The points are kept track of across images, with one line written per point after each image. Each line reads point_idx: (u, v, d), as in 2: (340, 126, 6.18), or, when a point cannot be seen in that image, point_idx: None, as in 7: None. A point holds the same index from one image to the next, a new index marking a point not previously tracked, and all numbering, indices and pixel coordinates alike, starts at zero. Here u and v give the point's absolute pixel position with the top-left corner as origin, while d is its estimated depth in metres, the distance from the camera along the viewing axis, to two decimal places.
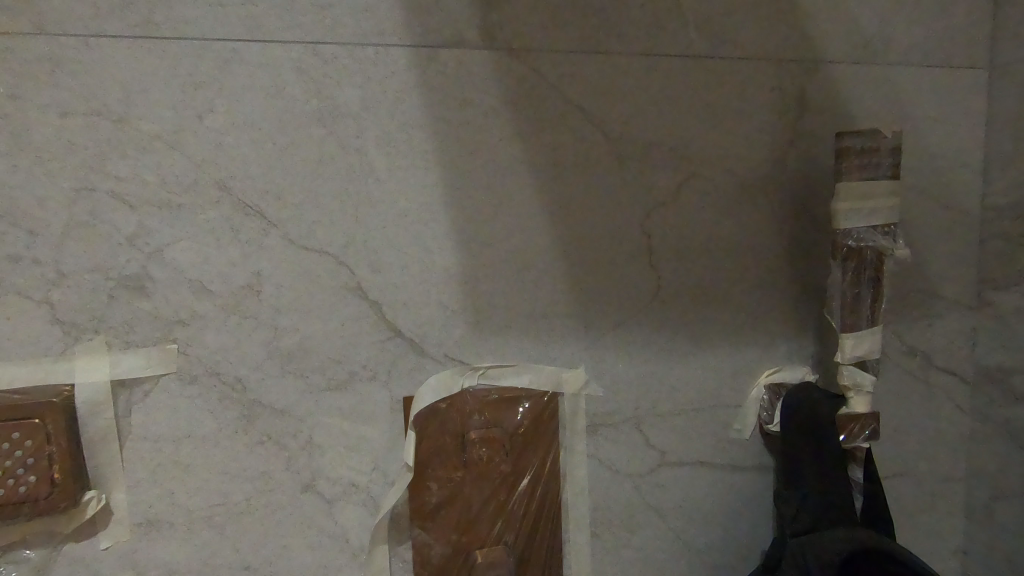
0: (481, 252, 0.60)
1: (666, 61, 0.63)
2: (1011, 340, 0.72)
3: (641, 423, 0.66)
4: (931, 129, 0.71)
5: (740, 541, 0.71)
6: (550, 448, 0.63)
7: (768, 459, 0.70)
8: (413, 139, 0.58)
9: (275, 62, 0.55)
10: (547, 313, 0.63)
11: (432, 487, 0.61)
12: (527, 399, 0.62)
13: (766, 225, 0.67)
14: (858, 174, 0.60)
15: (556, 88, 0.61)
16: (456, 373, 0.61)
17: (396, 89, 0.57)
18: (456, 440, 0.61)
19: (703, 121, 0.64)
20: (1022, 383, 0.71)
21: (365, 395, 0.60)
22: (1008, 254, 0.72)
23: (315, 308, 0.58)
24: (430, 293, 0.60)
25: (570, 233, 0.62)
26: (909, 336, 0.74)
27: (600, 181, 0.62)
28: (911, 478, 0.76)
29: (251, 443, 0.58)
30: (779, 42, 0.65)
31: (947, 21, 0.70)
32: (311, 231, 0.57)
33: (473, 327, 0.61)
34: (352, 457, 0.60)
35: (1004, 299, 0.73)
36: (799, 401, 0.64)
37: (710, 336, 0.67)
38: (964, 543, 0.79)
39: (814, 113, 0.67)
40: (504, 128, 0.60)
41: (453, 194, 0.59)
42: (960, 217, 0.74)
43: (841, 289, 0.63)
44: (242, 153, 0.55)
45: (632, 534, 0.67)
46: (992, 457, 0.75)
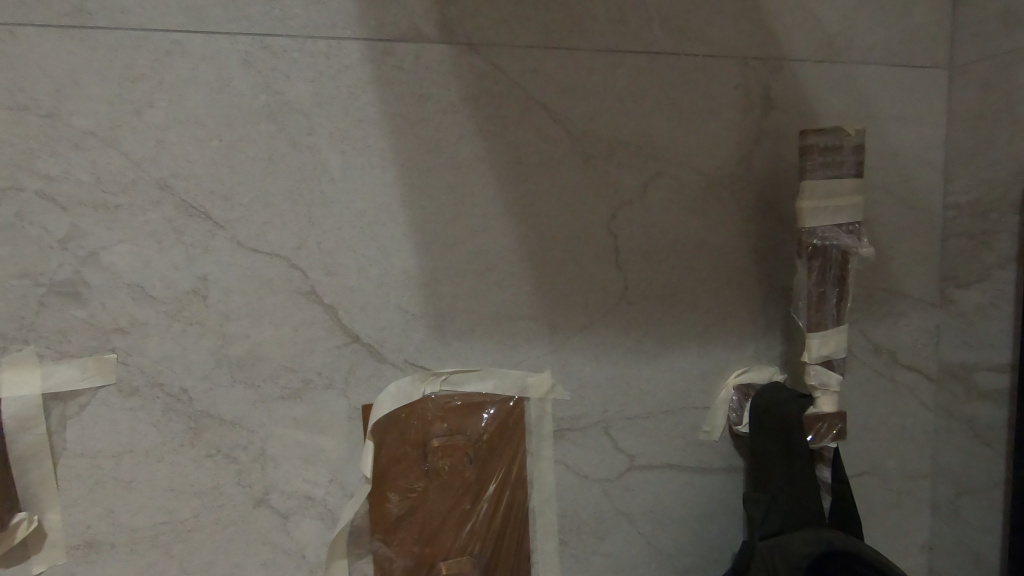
0: (442, 254, 0.58)
1: (630, 58, 0.62)
2: (972, 337, 0.73)
3: (609, 427, 0.65)
4: (895, 128, 0.72)
5: (710, 544, 0.70)
6: (516, 455, 0.62)
7: (738, 460, 0.70)
8: (369, 136, 0.56)
9: (220, 54, 0.52)
10: (512, 315, 0.61)
11: (392, 498, 0.59)
12: (492, 405, 0.61)
13: (733, 225, 0.66)
14: (822, 172, 0.60)
15: (518, 85, 0.59)
16: (416, 379, 0.59)
17: (350, 84, 0.55)
18: (418, 449, 0.59)
19: (669, 119, 0.63)
20: (984, 379, 0.72)
21: (322, 403, 0.57)
22: (970, 251, 0.72)
23: (267, 314, 0.55)
24: (389, 296, 0.58)
25: (535, 234, 0.61)
26: (875, 334, 0.74)
27: (565, 181, 0.61)
28: (878, 476, 0.76)
29: (199, 457, 0.55)
30: (743, 39, 0.65)
31: (908, 21, 0.71)
32: (261, 233, 0.54)
33: (434, 331, 0.59)
34: (308, 468, 0.57)
35: (966, 296, 0.73)
36: (767, 401, 0.63)
37: (678, 337, 0.66)
38: (930, 539, 0.80)
39: (779, 111, 0.67)
40: (465, 125, 0.58)
41: (412, 194, 0.57)
42: (923, 215, 0.74)
43: (807, 288, 0.62)
44: (186, 151, 0.52)
45: (601, 540, 0.66)
46: (956, 453, 0.76)
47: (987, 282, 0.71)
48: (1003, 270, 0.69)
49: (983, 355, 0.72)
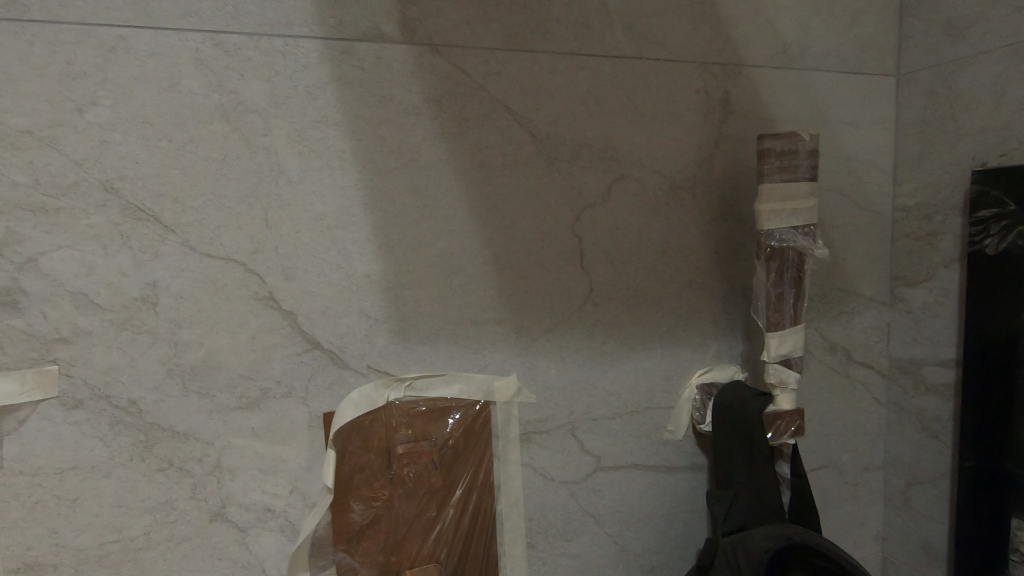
0: (406, 257, 0.57)
1: (593, 61, 0.62)
2: (920, 334, 0.76)
3: (575, 428, 0.65)
4: (847, 132, 0.74)
5: (676, 542, 0.71)
6: (482, 459, 0.61)
7: (701, 458, 0.71)
8: (329, 137, 0.55)
9: (169, 51, 0.50)
10: (477, 319, 0.60)
11: (356, 507, 0.57)
12: (458, 409, 0.60)
13: (694, 227, 0.67)
14: (779, 175, 0.61)
15: (481, 86, 0.58)
16: (380, 385, 0.58)
17: (308, 83, 0.54)
18: (383, 456, 0.58)
19: (631, 123, 0.64)
20: (931, 374, 0.75)
21: (281, 412, 0.55)
22: (917, 252, 0.76)
23: (222, 320, 0.53)
24: (351, 301, 0.56)
25: (499, 237, 0.60)
26: (831, 332, 0.76)
27: (529, 183, 0.61)
28: (835, 470, 0.79)
29: (150, 471, 0.52)
30: (702, 44, 0.66)
31: (858, 30, 0.73)
32: (215, 237, 0.52)
33: (398, 336, 0.58)
34: (267, 479, 0.55)
35: (914, 294, 0.76)
36: (728, 400, 0.65)
37: (642, 338, 0.67)
38: (883, 529, 0.83)
39: (738, 116, 0.68)
40: (427, 127, 0.57)
41: (374, 196, 0.56)
42: (874, 217, 0.77)
43: (766, 289, 0.64)
44: (133, 151, 0.50)
45: (568, 542, 0.66)
46: (906, 445, 0.79)
47: (933, 281, 0.74)
48: (948, 270, 0.72)
49: (931, 352, 0.75)
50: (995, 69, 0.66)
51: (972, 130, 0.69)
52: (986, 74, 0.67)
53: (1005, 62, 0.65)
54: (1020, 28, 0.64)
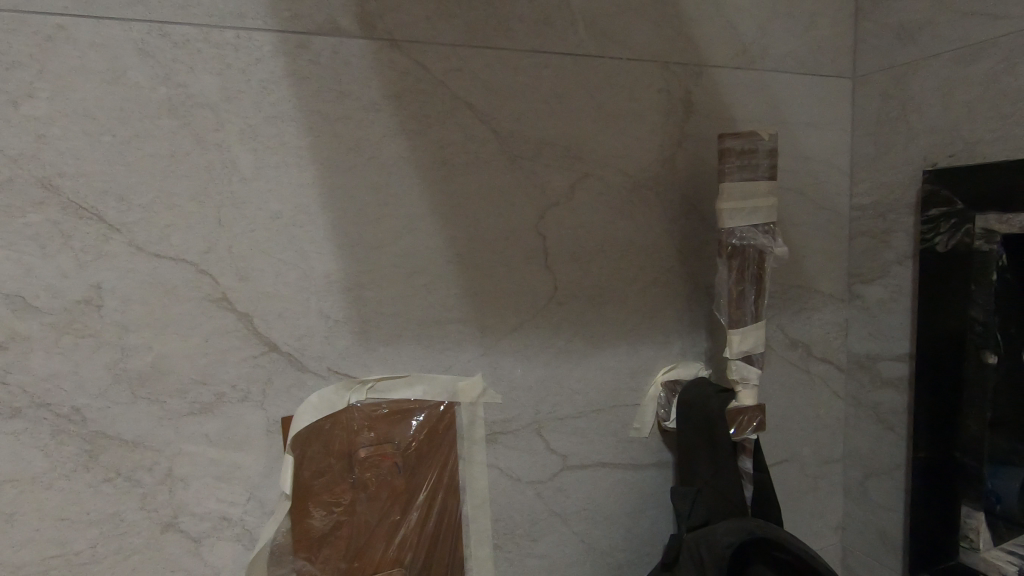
0: (366, 257, 0.56)
1: (555, 59, 0.62)
2: (876, 329, 0.78)
3: (541, 428, 0.65)
4: (805, 132, 0.76)
5: (642, 538, 0.71)
6: (447, 461, 0.60)
7: (667, 455, 0.72)
8: (284, 134, 0.53)
9: (111, 41, 0.48)
10: (441, 319, 0.60)
11: (317, 514, 0.56)
12: (421, 411, 0.59)
13: (658, 225, 0.68)
14: (738, 175, 0.62)
15: (442, 83, 0.58)
16: (340, 388, 0.56)
17: (262, 78, 0.52)
18: (344, 460, 0.56)
19: (594, 121, 0.64)
20: (886, 368, 0.78)
21: (237, 417, 0.54)
22: (873, 249, 0.78)
23: (172, 323, 0.51)
24: (309, 302, 0.55)
25: (463, 236, 0.60)
26: (791, 328, 0.78)
27: (492, 181, 0.60)
28: (796, 463, 0.80)
29: (96, 482, 0.50)
30: (664, 43, 0.66)
31: (815, 33, 0.75)
32: (164, 236, 0.50)
33: (359, 338, 0.57)
34: (222, 487, 0.54)
35: (870, 291, 0.79)
36: (691, 397, 0.65)
37: (607, 337, 0.67)
38: (842, 520, 0.85)
39: (699, 115, 0.69)
40: (388, 124, 0.56)
41: (332, 195, 0.55)
42: (832, 216, 0.79)
43: (727, 287, 0.64)
44: (74, 147, 0.47)
45: (535, 542, 0.66)
46: (863, 438, 0.81)
47: (887, 278, 0.76)
48: (901, 267, 0.75)
49: (886, 347, 0.77)
50: (945, 72, 0.68)
51: (923, 131, 0.71)
52: (935, 77, 0.69)
53: (953, 65, 0.68)
54: (967, 33, 0.66)
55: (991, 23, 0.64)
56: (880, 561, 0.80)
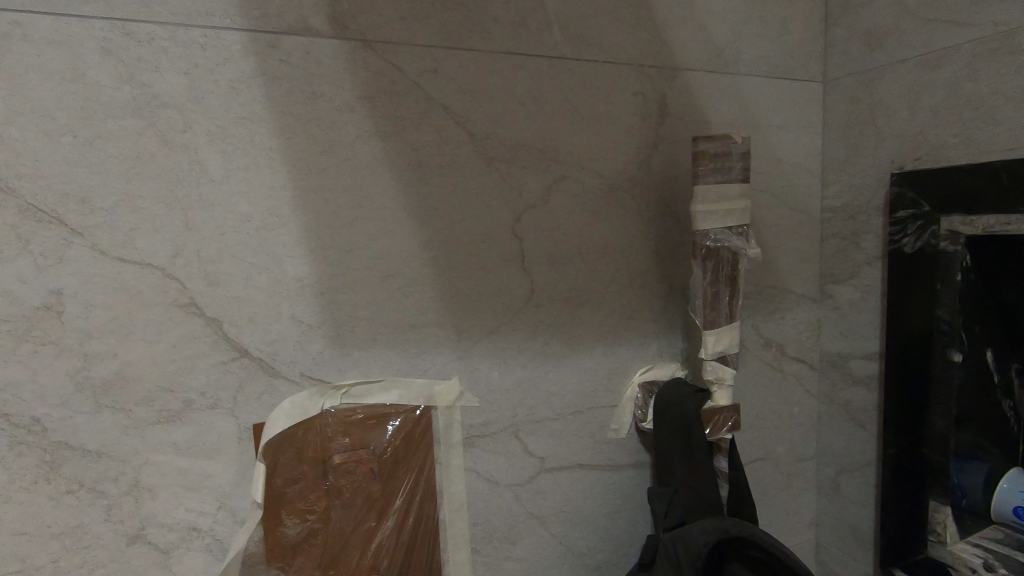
0: (340, 260, 0.55)
1: (531, 61, 0.62)
2: (847, 329, 0.80)
3: (519, 431, 0.65)
4: (778, 135, 0.77)
5: (621, 539, 0.72)
6: (423, 466, 0.60)
7: (644, 456, 0.72)
8: (254, 135, 0.52)
9: (72, 39, 0.46)
10: (416, 322, 0.59)
11: (290, 522, 0.55)
12: (397, 416, 0.59)
13: (633, 228, 0.68)
14: (712, 177, 0.62)
15: (416, 85, 0.57)
16: (314, 394, 0.56)
17: (230, 77, 0.51)
18: (317, 467, 0.56)
19: (570, 123, 0.64)
20: (857, 367, 0.79)
21: (206, 425, 0.52)
22: (844, 250, 0.79)
23: (138, 329, 0.50)
24: (281, 306, 0.54)
25: (438, 239, 0.59)
26: (766, 328, 0.79)
27: (468, 183, 0.60)
28: (770, 461, 0.82)
29: (57, 494, 0.48)
30: (639, 46, 0.67)
31: (787, 37, 0.76)
32: (129, 240, 0.49)
33: (333, 342, 0.56)
34: (192, 497, 0.52)
35: (841, 291, 0.80)
36: (668, 398, 0.66)
37: (584, 339, 0.67)
38: (816, 516, 0.86)
39: (674, 118, 0.69)
40: (361, 125, 0.55)
41: (304, 197, 0.54)
42: (804, 217, 0.80)
43: (702, 288, 0.65)
44: (32, 148, 0.46)
45: (514, 545, 0.66)
46: (835, 435, 0.83)
47: (858, 278, 0.78)
48: (871, 268, 0.76)
49: (856, 345, 0.79)
50: (911, 77, 0.70)
51: (891, 134, 0.73)
52: (901, 82, 0.71)
53: (918, 71, 0.69)
54: (931, 39, 0.68)
55: (954, 30, 0.65)
56: (853, 556, 0.82)
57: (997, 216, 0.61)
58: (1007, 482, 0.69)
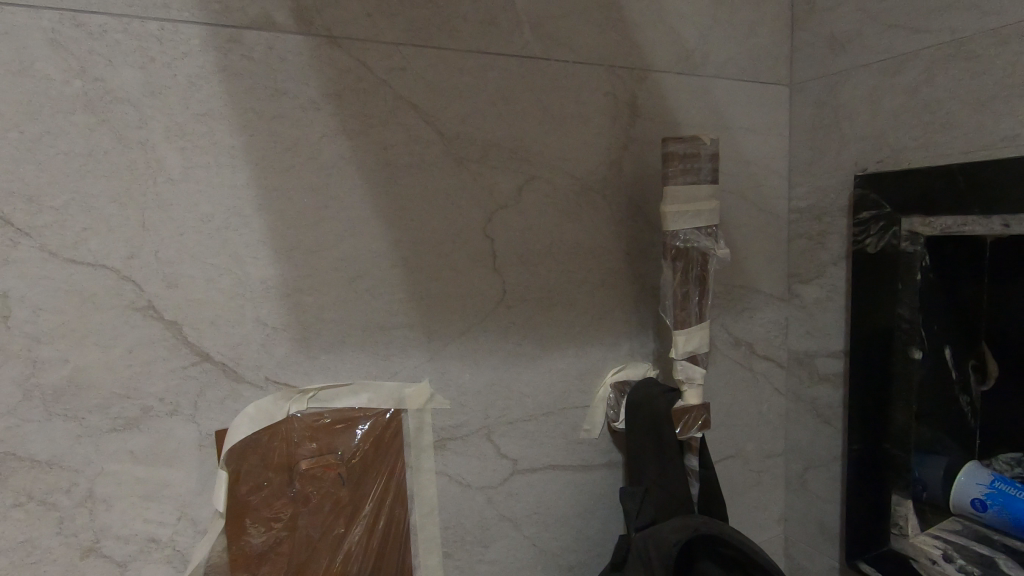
0: (306, 261, 0.54)
1: (502, 60, 0.61)
2: (814, 327, 0.82)
3: (491, 432, 0.64)
4: (746, 137, 0.78)
5: (593, 539, 0.72)
6: (393, 470, 0.59)
7: (617, 455, 0.72)
8: (215, 132, 0.50)
9: (18, 30, 0.44)
10: (386, 324, 0.58)
11: (254, 531, 0.53)
12: (367, 419, 0.57)
13: (605, 228, 0.68)
14: (682, 178, 0.63)
15: (384, 83, 0.56)
16: (279, 398, 0.54)
17: (189, 73, 0.49)
18: (283, 473, 0.54)
19: (541, 123, 0.64)
20: (823, 365, 0.81)
21: (165, 432, 0.51)
22: (810, 251, 0.81)
23: (92, 334, 0.48)
24: (244, 308, 0.52)
25: (408, 239, 0.58)
26: (735, 328, 0.80)
27: (438, 183, 0.59)
28: (740, 458, 0.83)
29: (4, 508, 0.46)
30: (610, 47, 0.67)
31: (754, 41, 0.78)
32: (81, 240, 0.47)
33: (299, 345, 0.55)
34: (150, 507, 0.51)
35: (807, 290, 0.82)
36: (639, 397, 0.66)
37: (556, 340, 0.67)
38: (784, 511, 0.88)
39: (645, 119, 0.70)
40: (327, 123, 0.54)
41: (268, 197, 0.52)
42: (772, 218, 0.82)
43: (672, 288, 0.65)
44: None
45: (486, 548, 0.65)
46: (803, 432, 0.85)
47: (823, 278, 0.80)
48: (836, 267, 0.78)
49: (822, 344, 0.81)
50: (873, 82, 0.72)
51: (854, 137, 0.74)
52: (863, 86, 0.73)
53: (880, 76, 0.71)
54: (892, 45, 0.69)
55: (913, 37, 0.67)
56: (820, 550, 0.84)
57: (955, 217, 0.63)
58: (965, 474, 0.72)
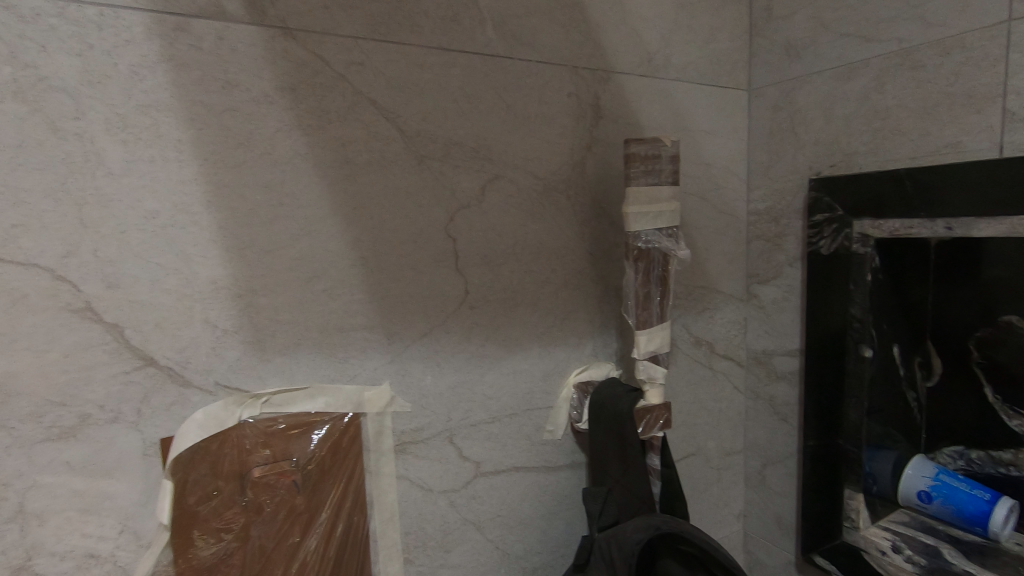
0: (260, 260, 0.52)
1: (464, 57, 0.61)
2: (771, 327, 0.84)
3: (453, 435, 0.63)
4: (706, 140, 0.79)
5: (557, 539, 0.72)
6: (352, 475, 0.57)
7: (580, 456, 0.72)
8: (161, 125, 0.48)
9: None
10: (344, 326, 0.56)
11: (203, 543, 0.51)
12: (324, 424, 0.56)
13: (568, 228, 0.68)
14: (644, 179, 0.63)
15: (342, 77, 0.54)
16: (230, 403, 0.52)
17: (132, 61, 0.47)
18: (234, 482, 0.52)
19: (504, 122, 0.63)
20: (780, 363, 0.83)
21: (106, 441, 0.48)
22: (767, 252, 0.83)
23: (22, 338, 0.45)
24: (193, 310, 0.50)
25: (368, 238, 0.57)
26: (696, 327, 0.81)
27: (398, 181, 0.58)
28: (701, 456, 0.84)
29: None
30: (573, 48, 0.67)
31: (714, 45, 0.79)
32: (11, 238, 0.44)
33: (252, 348, 0.53)
34: (89, 521, 0.48)
35: (765, 291, 0.84)
36: (602, 397, 0.66)
37: (519, 341, 0.66)
38: (744, 507, 0.90)
39: (607, 120, 0.70)
40: (282, 118, 0.52)
41: (219, 193, 0.50)
42: (731, 220, 0.83)
43: (635, 288, 0.65)
44: None
45: (449, 553, 0.64)
46: (761, 430, 0.86)
47: (780, 278, 0.82)
48: (792, 268, 0.80)
49: (779, 343, 0.83)
50: (826, 88, 0.74)
51: (808, 142, 0.77)
52: (817, 92, 0.75)
53: (832, 83, 0.73)
54: (844, 53, 0.72)
55: (863, 45, 0.69)
56: (777, 544, 0.86)
57: (902, 220, 0.66)
58: (912, 468, 0.75)
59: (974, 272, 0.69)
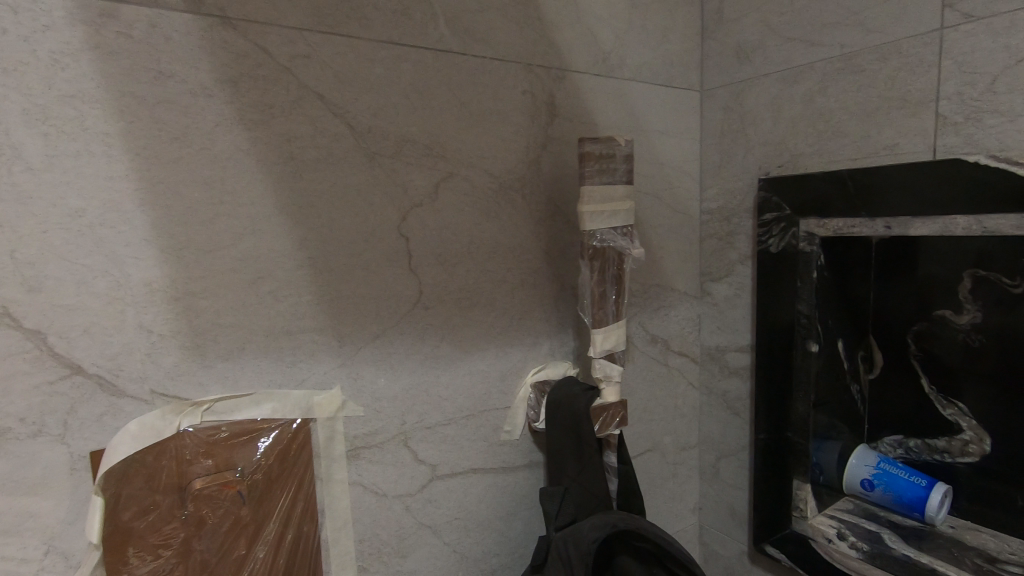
0: (199, 262, 0.49)
1: (416, 52, 0.59)
2: (723, 324, 0.85)
3: (408, 439, 0.62)
4: (660, 140, 0.80)
5: (515, 540, 0.71)
6: (301, 482, 0.55)
7: (538, 455, 0.73)
8: (85, 117, 0.45)
9: None
10: (292, 329, 0.54)
11: (140, 561, 0.48)
12: (271, 431, 0.54)
13: (523, 227, 0.68)
14: (598, 178, 0.63)
15: (286, 70, 0.52)
16: (168, 412, 0.49)
17: (52, 48, 0.43)
18: (173, 495, 0.49)
19: (458, 120, 0.62)
20: (732, 359, 0.85)
21: (29, 456, 0.45)
22: (719, 251, 0.85)
23: None
24: (125, 315, 0.47)
25: (315, 237, 0.55)
26: (652, 324, 0.82)
27: (347, 178, 0.56)
28: (657, 451, 0.85)
29: None
30: (527, 45, 0.66)
31: (667, 46, 0.80)
32: None
33: (192, 354, 0.50)
34: (10, 542, 0.44)
35: (718, 288, 0.86)
36: (558, 396, 0.66)
37: (475, 340, 0.65)
38: (699, 500, 0.92)
39: (562, 119, 0.70)
40: (222, 112, 0.50)
41: (152, 191, 0.47)
42: (685, 219, 0.85)
43: (591, 287, 0.65)
44: None
45: (404, 559, 0.63)
46: (715, 424, 0.88)
47: (732, 276, 0.83)
48: (742, 266, 0.82)
49: (731, 339, 0.85)
50: (774, 90, 0.76)
51: (757, 144, 0.79)
52: (765, 95, 0.77)
53: (779, 85, 0.75)
54: (790, 57, 0.74)
55: (808, 49, 0.72)
56: (730, 535, 0.88)
57: (845, 220, 0.68)
58: (854, 457, 0.79)
59: (912, 268, 0.72)
